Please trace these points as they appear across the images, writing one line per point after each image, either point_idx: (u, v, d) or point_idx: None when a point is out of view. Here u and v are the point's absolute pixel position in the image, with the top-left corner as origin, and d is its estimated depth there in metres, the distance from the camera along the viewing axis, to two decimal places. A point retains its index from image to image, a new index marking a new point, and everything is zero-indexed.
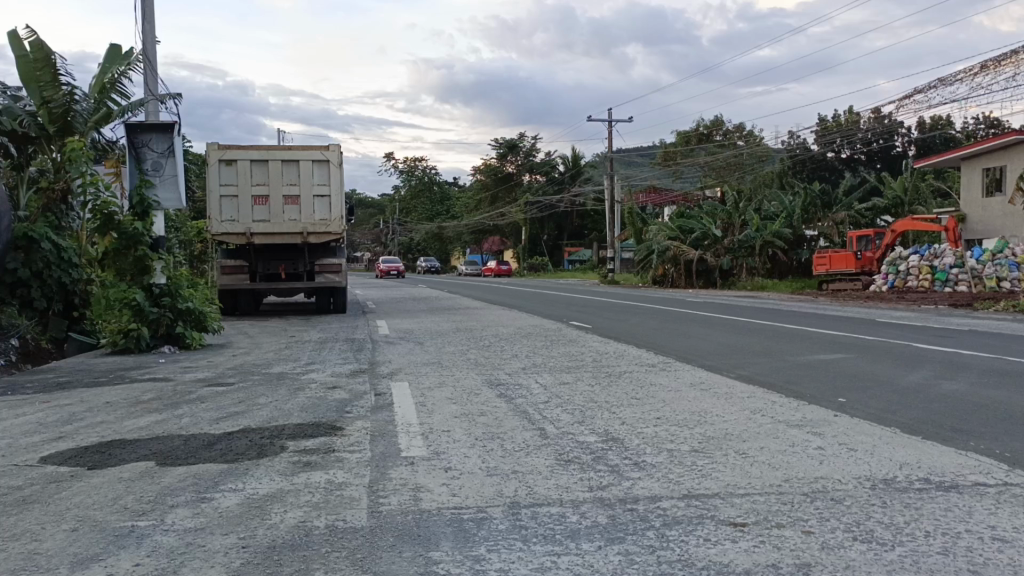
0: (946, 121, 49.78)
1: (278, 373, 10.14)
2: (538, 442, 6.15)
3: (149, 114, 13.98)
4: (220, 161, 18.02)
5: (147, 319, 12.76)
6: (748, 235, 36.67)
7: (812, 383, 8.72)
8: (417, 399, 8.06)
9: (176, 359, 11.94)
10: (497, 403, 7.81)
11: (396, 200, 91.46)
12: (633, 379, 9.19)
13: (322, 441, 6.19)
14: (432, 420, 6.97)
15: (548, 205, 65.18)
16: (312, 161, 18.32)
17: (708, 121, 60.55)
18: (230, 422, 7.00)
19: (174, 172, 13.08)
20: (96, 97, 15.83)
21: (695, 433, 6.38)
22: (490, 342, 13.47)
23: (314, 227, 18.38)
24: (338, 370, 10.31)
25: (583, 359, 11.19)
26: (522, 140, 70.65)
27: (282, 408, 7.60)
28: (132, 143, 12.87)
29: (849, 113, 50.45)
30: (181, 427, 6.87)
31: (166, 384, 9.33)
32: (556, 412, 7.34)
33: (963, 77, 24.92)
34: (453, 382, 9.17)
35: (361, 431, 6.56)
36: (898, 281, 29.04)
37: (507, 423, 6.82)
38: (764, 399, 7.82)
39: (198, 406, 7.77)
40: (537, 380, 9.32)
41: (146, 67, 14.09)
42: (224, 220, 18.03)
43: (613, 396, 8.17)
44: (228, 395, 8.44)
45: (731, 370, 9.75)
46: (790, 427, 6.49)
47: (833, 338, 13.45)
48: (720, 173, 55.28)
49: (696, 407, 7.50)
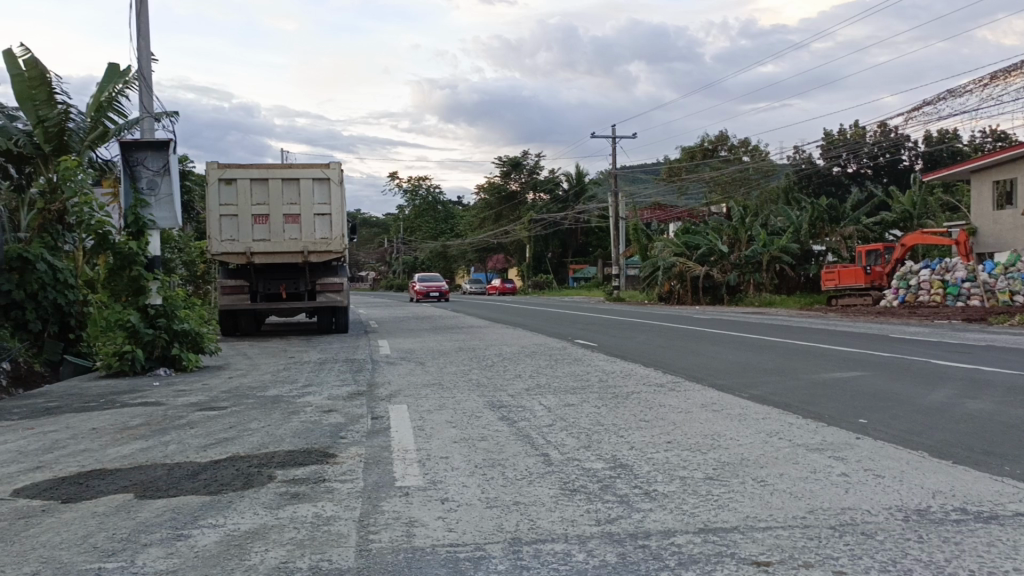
0: (952, 134, 49.61)
1: (274, 395, 9.80)
2: (542, 469, 5.80)
3: (144, 132, 13.78)
4: (220, 180, 17.79)
5: (143, 340, 12.43)
6: (755, 251, 36.32)
7: (830, 403, 8.34)
8: (416, 422, 7.71)
9: (171, 381, 11.59)
10: (500, 426, 7.47)
11: (401, 219, 91.61)
12: (641, 400, 8.83)
13: (313, 470, 5.84)
14: (431, 446, 6.62)
15: (552, 223, 65.02)
16: (312, 179, 18.09)
17: (712, 136, 60.44)
18: (218, 449, 6.65)
19: (169, 191, 12.84)
20: (93, 116, 15.69)
21: (708, 459, 6.00)
22: (493, 362, 13.13)
23: (315, 246, 18.11)
24: (337, 392, 9.97)
25: (589, 379, 10.84)
26: (526, 157, 70.64)
27: (274, 434, 7.26)
28: (127, 161, 12.62)
29: (855, 128, 50.33)
30: (165, 454, 6.53)
31: (158, 408, 8.98)
32: (561, 436, 6.99)
33: (972, 88, 24.68)
34: (454, 404, 8.82)
35: (355, 458, 6.22)
36: (909, 296, 28.62)
37: (509, 448, 6.47)
38: (780, 421, 7.43)
39: (188, 433, 7.43)
40: (541, 401, 8.95)
41: (142, 85, 13.89)
42: (223, 239, 17.78)
43: (620, 419, 7.81)
44: (220, 419, 8.09)
45: (743, 391, 9.37)
46: (810, 452, 6.13)
47: (847, 355, 13.06)
48: (726, 188, 55.09)
49: (709, 430, 7.12)
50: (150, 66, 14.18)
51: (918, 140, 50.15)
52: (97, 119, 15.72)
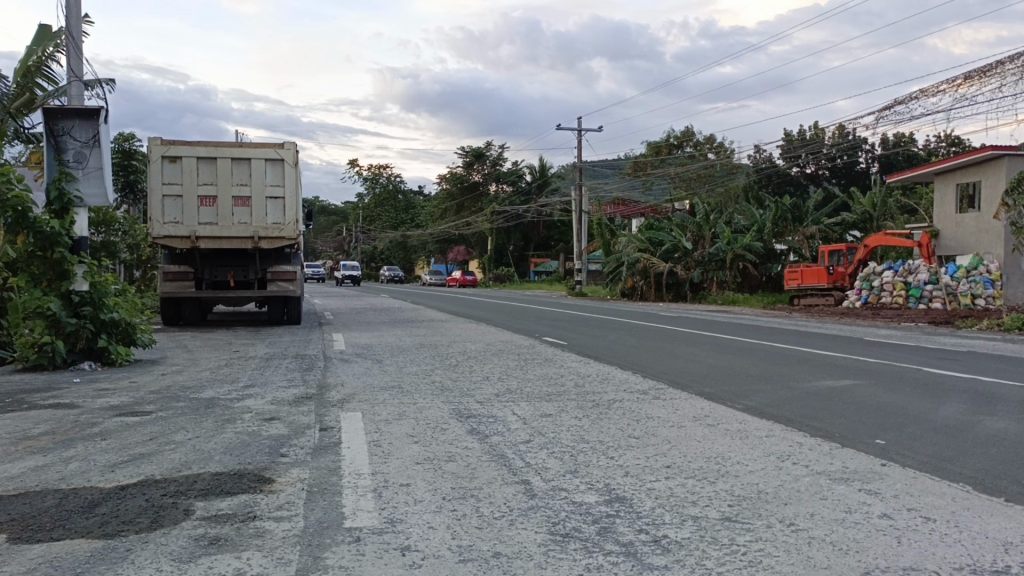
0: (908, 138, 50.08)
1: (208, 399, 8.56)
2: (524, 504, 4.79)
3: (71, 98, 12.35)
4: (163, 158, 16.38)
5: (64, 330, 11.05)
6: (719, 248, 35.78)
7: (838, 419, 7.50)
8: (372, 437, 6.62)
9: (93, 378, 10.24)
10: (471, 443, 6.44)
11: (359, 208, 89.52)
12: (627, 411, 7.89)
13: (242, 502, 4.74)
14: (389, 468, 5.56)
15: (514, 215, 63.86)
16: (265, 160, 16.78)
17: (677, 131, 59.92)
18: (128, 471, 5.46)
19: (99, 165, 11.37)
20: (19, 81, 14.16)
21: (720, 492, 5.08)
22: (458, 361, 12.11)
23: (266, 231, 16.80)
24: (281, 396, 8.78)
25: (564, 384, 9.83)
26: (489, 148, 69.41)
27: (201, 450, 6.10)
28: (51, 130, 11.14)
29: (816, 129, 50.35)
30: (61, 476, 5.31)
31: (70, 412, 7.71)
32: (541, 456, 6.00)
33: (945, 89, 24.35)
34: (416, 413, 7.75)
35: (296, 485, 5.15)
36: (872, 297, 28.33)
37: (482, 474, 5.44)
38: (788, 441, 6.55)
39: (98, 446, 6.21)
40: (514, 411, 7.92)
41: (70, 46, 12.47)
42: (166, 221, 16.38)
43: (606, 434, 6.85)
44: (140, 429, 6.87)
45: (737, 400, 8.51)
46: (836, 483, 5.30)
47: (832, 361, 12.29)
48: (690, 184, 54.65)
49: (709, 450, 6.22)
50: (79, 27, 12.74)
51: (876, 143, 50.45)
52: (25, 85, 14.21)
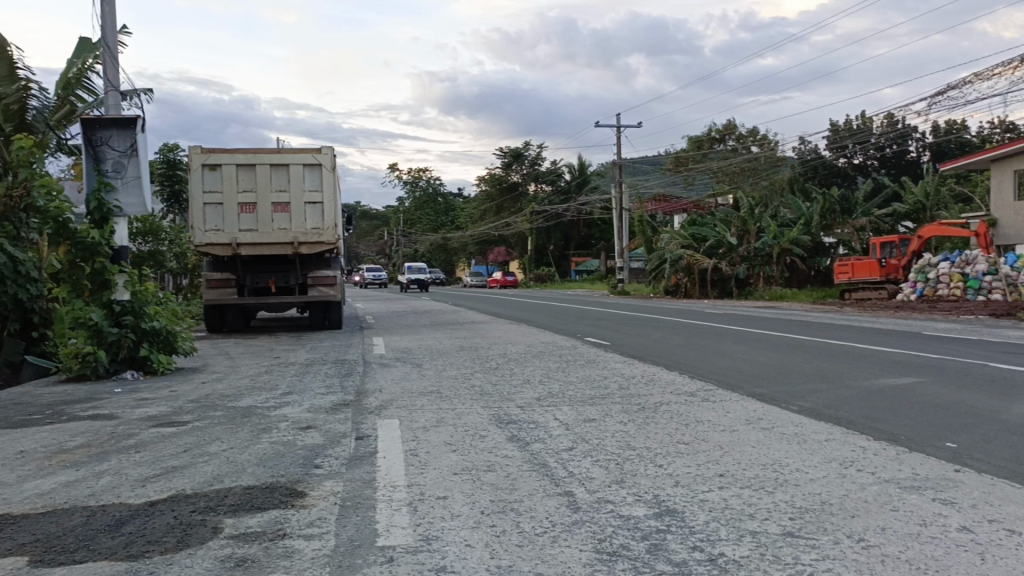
0: (960, 125, 48.41)
1: (246, 407, 8.44)
2: (568, 519, 4.49)
3: (109, 109, 12.42)
4: (204, 166, 16.45)
5: (106, 340, 11.07)
6: (765, 243, 34.93)
7: (902, 420, 7.03)
8: (409, 445, 6.39)
9: (135, 388, 10.22)
10: (511, 451, 6.17)
11: (400, 211, 90.10)
12: (674, 415, 7.55)
13: (272, 519, 4.54)
14: (425, 480, 5.32)
15: (554, 215, 63.49)
16: (303, 165, 16.75)
17: (718, 125, 58.89)
18: (159, 486, 5.31)
19: (137, 174, 11.40)
20: (60, 93, 14.43)
21: (780, 503, 4.71)
22: (498, 364, 11.85)
23: (306, 236, 16.77)
24: (319, 403, 8.61)
25: (608, 386, 9.49)
26: (528, 148, 69.20)
27: (235, 462, 5.94)
28: (89, 141, 11.19)
29: (863, 118, 48.99)
30: (91, 492, 5.19)
31: (108, 423, 7.63)
32: (584, 465, 5.70)
33: (1000, 72, 23.36)
34: (456, 419, 7.51)
35: (329, 499, 4.94)
36: (928, 290, 27.30)
37: (523, 485, 5.16)
38: (849, 445, 6.13)
39: (132, 459, 6.09)
40: (556, 415, 7.64)
41: (107, 57, 12.56)
42: (208, 229, 16.45)
43: (653, 440, 6.51)
44: (175, 440, 6.75)
45: (791, 402, 8.09)
46: (906, 493, 4.89)
47: (890, 358, 11.72)
48: (734, 178, 53.64)
49: (764, 457, 5.84)
50: (115, 37, 12.82)
51: (925, 131, 48.88)
52: (65, 97, 14.47)
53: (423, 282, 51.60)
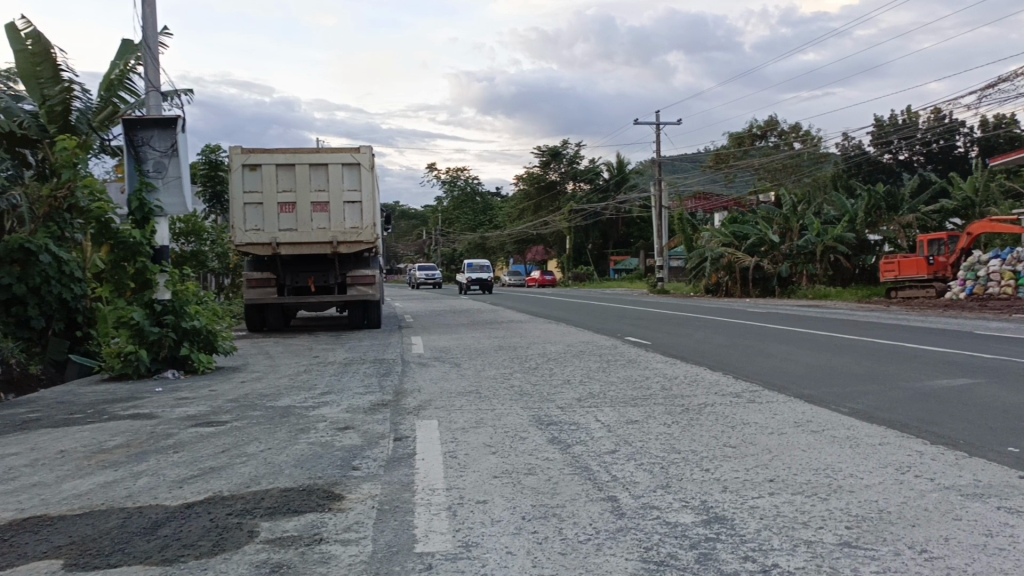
0: (1010, 119, 46.88)
1: (284, 407, 8.42)
2: (612, 526, 4.32)
3: (150, 110, 12.57)
4: (244, 166, 16.58)
5: (148, 339, 11.18)
6: (808, 240, 34.23)
7: (961, 424, 6.69)
8: (447, 447, 6.27)
9: (176, 387, 10.30)
10: (552, 454, 6.00)
11: (439, 211, 90.54)
12: (720, 416, 7.31)
13: (308, 523, 4.46)
14: (464, 483, 5.19)
15: (592, 213, 63.12)
16: (342, 165, 16.79)
17: (759, 121, 57.93)
18: (196, 487, 5.28)
19: (178, 174, 11.51)
20: (102, 94, 14.87)
21: (835, 511, 4.47)
22: (538, 363, 11.69)
23: (344, 235, 16.80)
24: (357, 403, 8.55)
25: (650, 387, 9.27)
26: (565, 147, 68.93)
27: (272, 463, 5.89)
28: (131, 141, 11.33)
29: (908, 113, 47.74)
30: (128, 493, 5.19)
31: (148, 423, 7.67)
32: (627, 469, 5.51)
33: None
34: (495, 420, 7.38)
35: (365, 502, 4.84)
36: (978, 288, 26.40)
37: (564, 489, 4.99)
38: (906, 450, 5.83)
39: (170, 460, 6.08)
40: (598, 417, 7.44)
41: (148, 58, 12.72)
42: (248, 229, 16.57)
43: (699, 443, 6.30)
44: (214, 440, 6.74)
45: (842, 404, 7.78)
46: (972, 501, 4.61)
47: (945, 358, 11.27)
48: (776, 175, 52.72)
49: (816, 462, 5.58)
50: (156, 39, 12.97)
51: (974, 126, 47.43)
52: (107, 98, 14.90)
53: (489, 282, 44.16)
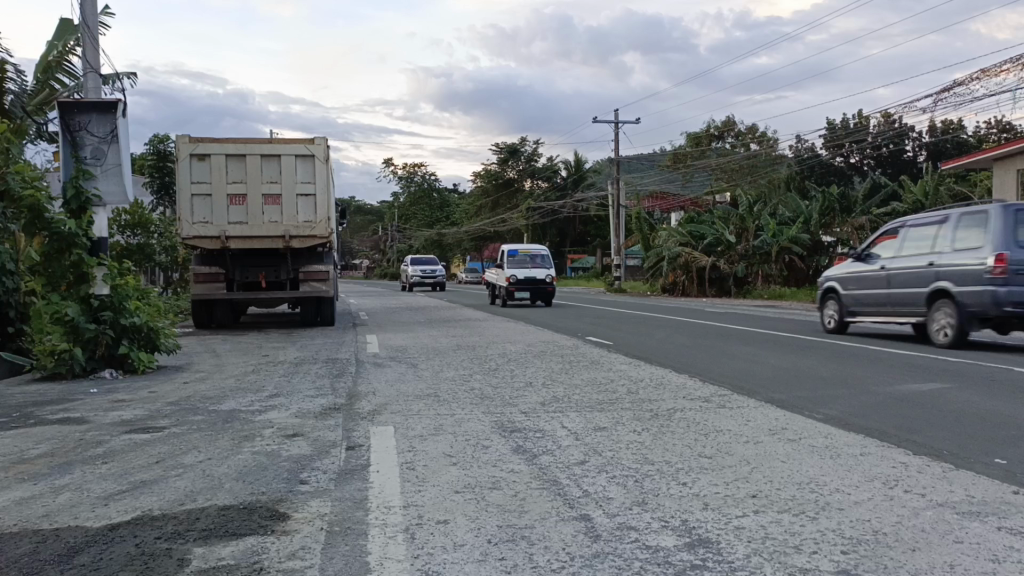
0: (957, 125, 47.94)
1: (228, 411, 7.83)
2: (587, 551, 3.92)
3: (88, 94, 11.79)
4: (191, 156, 15.80)
5: (83, 337, 10.44)
6: (764, 241, 34.40)
7: (939, 432, 6.48)
8: (404, 457, 5.81)
9: (112, 388, 9.60)
10: (517, 466, 5.58)
11: (395, 207, 89.49)
12: (692, 423, 6.98)
13: (248, 549, 3.96)
14: (423, 500, 4.74)
15: (550, 211, 62.82)
16: (295, 156, 16.12)
17: (717, 122, 58.29)
18: (123, 504, 4.72)
19: (118, 161, 10.77)
20: (40, 77, 14.06)
21: (827, 533, 4.15)
22: (499, 364, 11.27)
23: (297, 229, 16.13)
24: (307, 407, 8.00)
25: (616, 390, 8.91)
26: (524, 144, 68.61)
27: (211, 475, 5.36)
28: (67, 125, 10.58)
29: (861, 117, 48.51)
30: (44, 513, 4.60)
31: (78, 429, 7.04)
32: (600, 482, 5.13)
33: (1008, 69, 22.79)
34: (456, 427, 6.92)
35: (313, 523, 4.36)
36: None
37: (533, 507, 4.59)
38: (890, 461, 5.57)
39: (97, 472, 5.50)
40: (564, 423, 7.05)
41: (86, 38, 11.93)
42: (196, 221, 15.81)
43: (672, 452, 5.95)
44: (149, 449, 6.16)
45: (816, 409, 7.52)
46: (969, 521, 4.32)
47: (910, 361, 11.14)
48: (732, 176, 53.13)
49: (797, 474, 5.27)
50: (95, 18, 12.19)
51: (922, 130, 48.42)
52: (45, 81, 14.09)
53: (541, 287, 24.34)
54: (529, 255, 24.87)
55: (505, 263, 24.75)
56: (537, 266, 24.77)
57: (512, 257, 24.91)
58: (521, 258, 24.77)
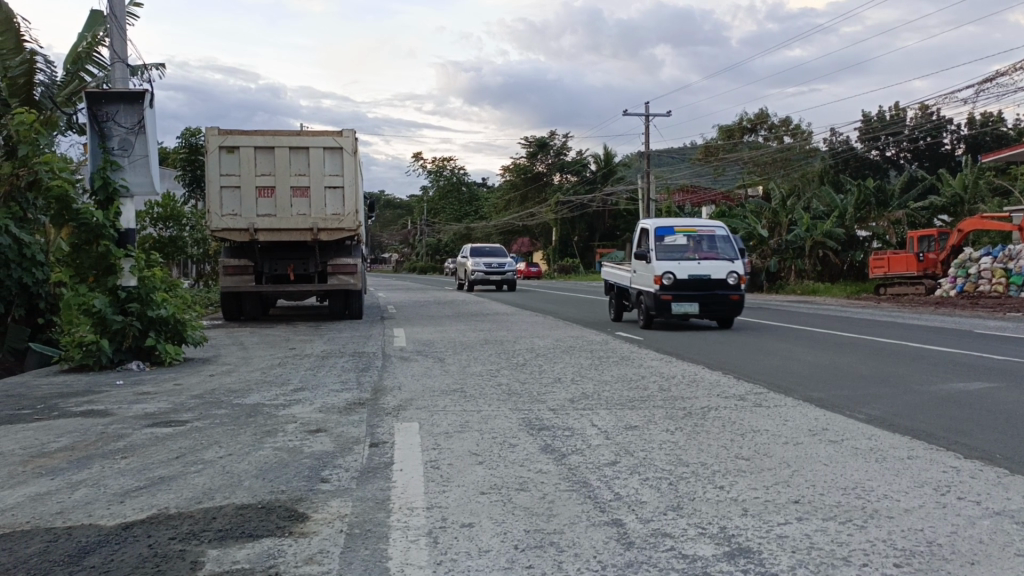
0: (997, 117, 46.64)
1: (252, 405, 7.71)
2: (620, 559, 3.69)
3: (116, 84, 11.77)
4: (221, 148, 15.80)
5: (110, 328, 10.41)
6: (797, 236, 33.71)
7: (989, 435, 6.14)
8: (429, 455, 5.62)
9: (138, 381, 9.54)
10: (545, 466, 5.35)
11: (424, 201, 89.60)
12: (728, 423, 6.70)
13: (263, 551, 3.79)
14: (447, 501, 4.55)
15: (579, 205, 62.29)
16: (323, 148, 16.03)
17: (749, 114, 57.34)
18: (140, 501, 4.59)
19: (145, 152, 10.72)
20: (71, 69, 14.12)
21: (877, 543, 3.87)
22: (526, 359, 11.05)
23: (325, 222, 16.05)
24: (331, 402, 7.84)
25: (647, 387, 8.64)
26: (553, 138, 68.16)
27: (231, 472, 5.22)
28: (95, 117, 10.55)
29: (897, 109, 47.40)
30: (59, 510, 4.49)
31: (101, 421, 6.96)
32: (632, 484, 4.90)
33: None
34: (481, 424, 6.73)
35: (332, 523, 4.19)
36: (968, 285, 25.91)
37: (562, 511, 4.37)
38: (940, 466, 5.26)
39: (116, 467, 5.40)
40: (594, 422, 6.82)
41: (115, 29, 11.91)
42: (225, 213, 15.79)
43: (708, 454, 5.69)
44: (170, 444, 6.05)
45: (857, 409, 7.20)
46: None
47: (954, 359, 10.73)
48: (765, 169, 52.26)
49: (843, 479, 4.98)
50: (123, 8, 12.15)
51: (961, 123, 47.18)
52: (76, 73, 14.15)
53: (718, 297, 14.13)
54: (692, 238, 14.62)
55: (654, 250, 14.49)
56: (709, 256, 14.36)
57: (662, 240, 14.67)
58: (680, 243, 14.55)
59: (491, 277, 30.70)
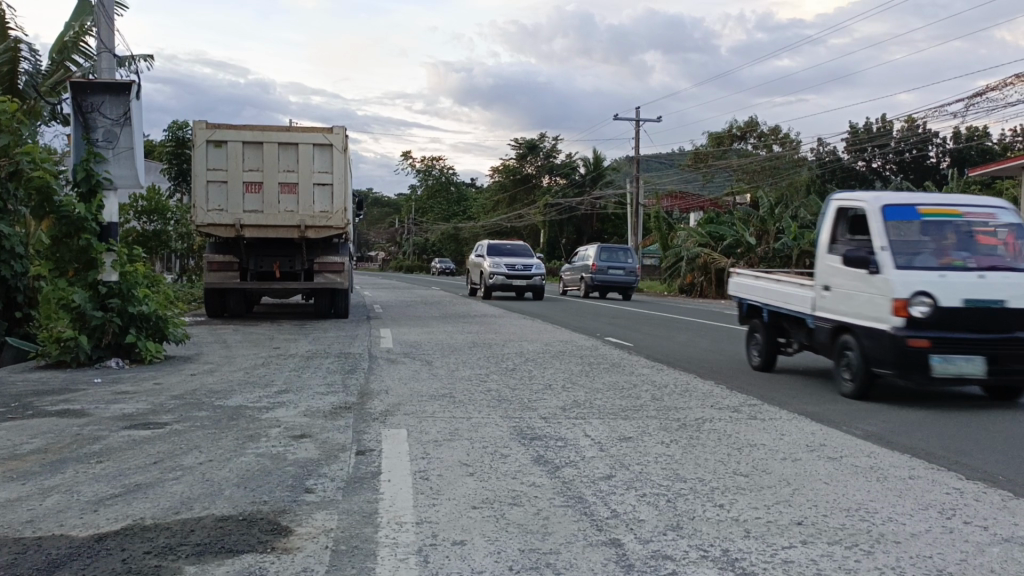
0: (983, 131, 47.00)
1: (234, 407, 7.48)
2: None
3: (101, 74, 11.48)
4: (208, 142, 15.52)
5: (89, 324, 10.13)
6: (785, 244, 33.75)
7: (990, 455, 6.02)
8: (418, 465, 5.43)
9: (117, 379, 9.27)
10: (538, 479, 5.17)
11: (412, 200, 89.28)
12: (725, 436, 6.55)
13: (243, 569, 3.58)
14: (437, 516, 4.35)
15: (567, 208, 62.18)
16: (312, 145, 15.78)
17: (739, 122, 57.49)
18: (114, 511, 4.37)
19: (130, 144, 10.46)
20: (56, 58, 13.82)
21: (886, 571, 3.71)
22: (515, 364, 10.86)
23: (313, 220, 15.78)
24: (315, 405, 7.62)
25: (640, 396, 8.48)
26: (543, 140, 68.08)
27: (211, 479, 5.01)
28: (78, 106, 10.27)
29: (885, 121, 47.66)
30: (28, 518, 4.25)
31: (76, 422, 6.71)
32: (629, 501, 4.72)
33: None
34: (470, 432, 6.53)
35: (317, 539, 3.98)
36: None
37: (558, 529, 4.19)
38: (943, 487, 5.12)
39: (90, 472, 5.16)
40: (587, 432, 6.65)
41: (102, 17, 11.62)
42: (210, 208, 15.51)
43: (705, 468, 5.53)
44: (147, 448, 5.81)
45: (853, 425, 7.06)
46: None
47: None
48: (753, 177, 52.40)
49: (846, 499, 4.83)
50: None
51: (947, 136, 47.50)
52: (61, 62, 13.85)
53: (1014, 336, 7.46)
54: (954, 231, 7.87)
55: (886, 246, 7.74)
56: (984, 258, 7.70)
57: (891, 230, 7.93)
58: (929, 236, 7.80)
59: (515, 281, 24.52)
